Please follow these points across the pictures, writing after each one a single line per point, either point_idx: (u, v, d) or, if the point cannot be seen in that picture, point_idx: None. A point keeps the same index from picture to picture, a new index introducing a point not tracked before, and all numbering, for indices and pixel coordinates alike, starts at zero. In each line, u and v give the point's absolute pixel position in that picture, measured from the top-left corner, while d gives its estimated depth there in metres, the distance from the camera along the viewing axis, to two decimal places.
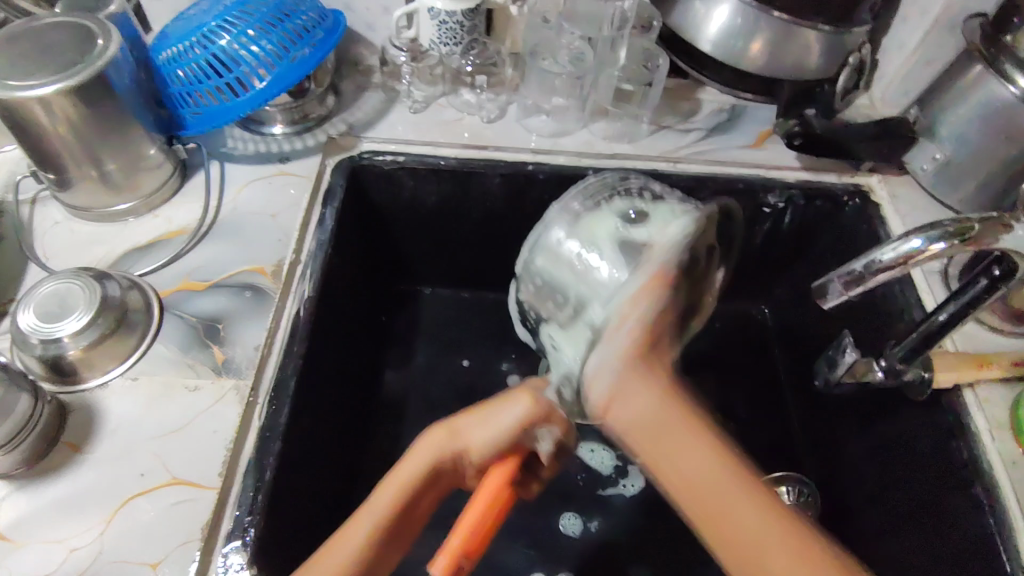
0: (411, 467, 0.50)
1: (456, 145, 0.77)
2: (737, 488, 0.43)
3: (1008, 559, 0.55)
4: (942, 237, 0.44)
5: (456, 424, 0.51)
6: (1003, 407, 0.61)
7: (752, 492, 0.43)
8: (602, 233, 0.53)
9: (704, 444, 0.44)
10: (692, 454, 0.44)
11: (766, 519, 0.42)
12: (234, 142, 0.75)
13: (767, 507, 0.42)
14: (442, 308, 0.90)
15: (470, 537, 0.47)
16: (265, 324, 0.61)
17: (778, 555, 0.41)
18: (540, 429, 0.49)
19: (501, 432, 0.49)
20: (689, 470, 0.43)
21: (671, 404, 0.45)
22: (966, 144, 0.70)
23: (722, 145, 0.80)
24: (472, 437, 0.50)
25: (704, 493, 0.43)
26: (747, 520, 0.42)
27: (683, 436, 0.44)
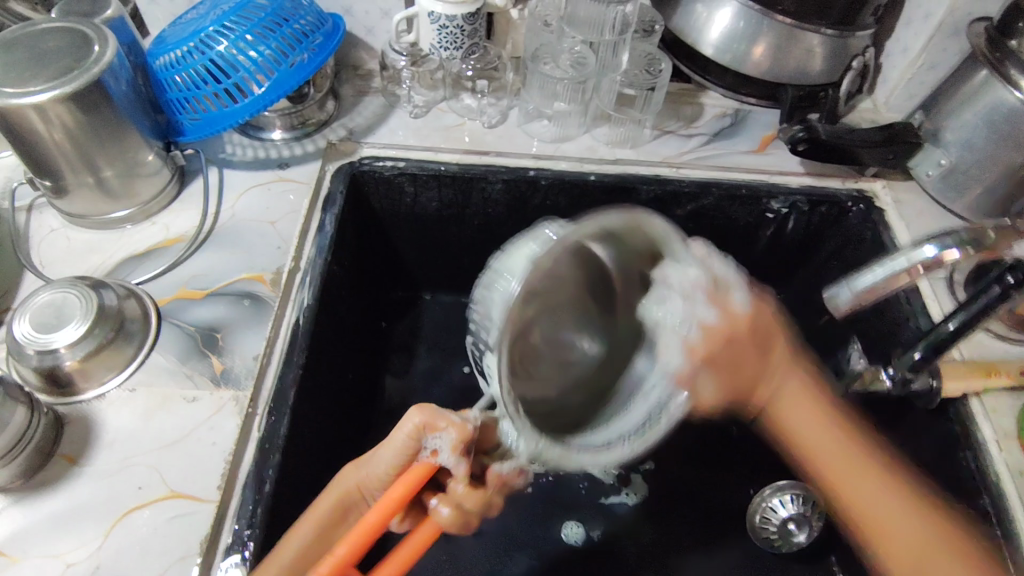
0: (330, 495, 0.50)
1: (457, 150, 0.76)
2: (872, 486, 0.55)
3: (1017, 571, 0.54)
4: (955, 245, 0.43)
5: (363, 457, 0.51)
6: (1010, 416, 0.60)
7: (860, 449, 0.57)
8: (511, 244, 0.43)
9: (830, 421, 0.58)
10: (853, 484, 0.55)
11: (888, 496, 0.54)
12: (233, 148, 0.74)
13: (902, 493, 0.55)
14: (442, 314, 0.89)
15: (358, 546, 0.42)
16: (264, 334, 0.60)
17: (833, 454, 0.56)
18: (432, 438, 0.46)
19: (381, 455, 0.48)
20: (827, 452, 0.57)
21: (807, 395, 0.59)
22: (971, 149, 0.69)
23: (725, 150, 0.79)
24: (373, 464, 0.49)
25: (839, 471, 0.56)
26: (869, 491, 0.55)
27: (823, 437, 0.57)
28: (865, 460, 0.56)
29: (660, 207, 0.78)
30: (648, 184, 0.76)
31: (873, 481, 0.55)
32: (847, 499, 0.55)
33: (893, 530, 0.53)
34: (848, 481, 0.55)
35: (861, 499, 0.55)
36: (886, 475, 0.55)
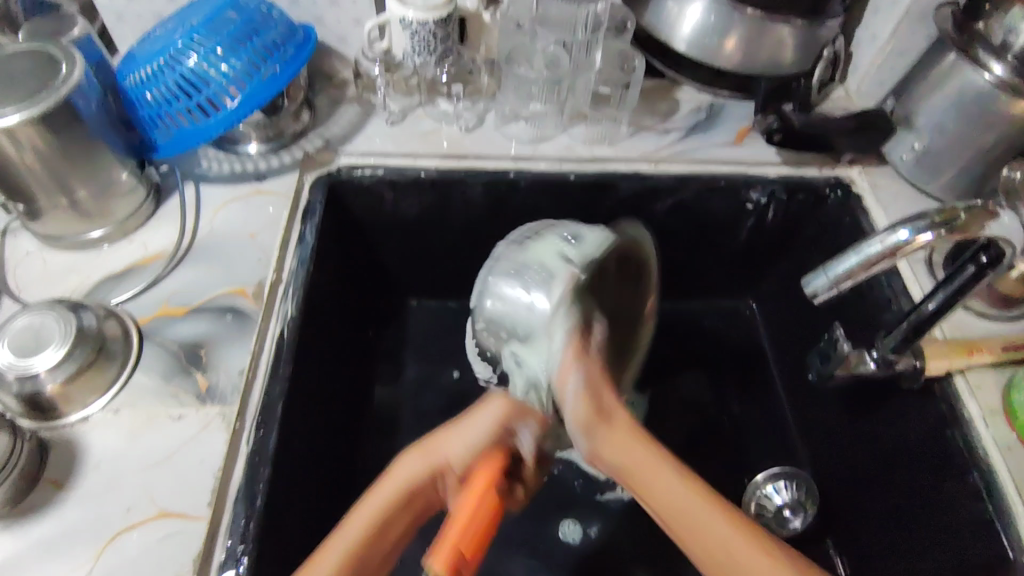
0: (395, 479, 0.51)
1: (435, 155, 0.76)
2: (671, 475, 0.47)
3: (1009, 545, 0.55)
4: (927, 227, 0.44)
5: (427, 443, 0.52)
6: (994, 392, 0.61)
7: (670, 460, 0.48)
8: (548, 254, 0.59)
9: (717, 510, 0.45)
10: (664, 474, 0.47)
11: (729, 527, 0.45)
12: (208, 163, 0.73)
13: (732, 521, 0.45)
14: (429, 320, 0.89)
15: (466, 525, 0.47)
16: (248, 347, 0.60)
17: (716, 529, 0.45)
18: (518, 427, 0.53)
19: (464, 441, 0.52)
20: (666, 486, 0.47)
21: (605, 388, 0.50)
22: (943, 132, 0.70)
23: (702, 143, 0.80)
24: (445, 448, 0.52)
25: (660, 477, 0.47)
26: (678, 495, 0.46)
27: (640, 453, 0.48)
28: (666, 455, 0.48)
29: (640, 202, 0.78)
30: (627, 181, 0.76)
31: (673, 470, 0.47)
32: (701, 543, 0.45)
33: (713, 538, 0.45)
34: (682, 491, 0.46)
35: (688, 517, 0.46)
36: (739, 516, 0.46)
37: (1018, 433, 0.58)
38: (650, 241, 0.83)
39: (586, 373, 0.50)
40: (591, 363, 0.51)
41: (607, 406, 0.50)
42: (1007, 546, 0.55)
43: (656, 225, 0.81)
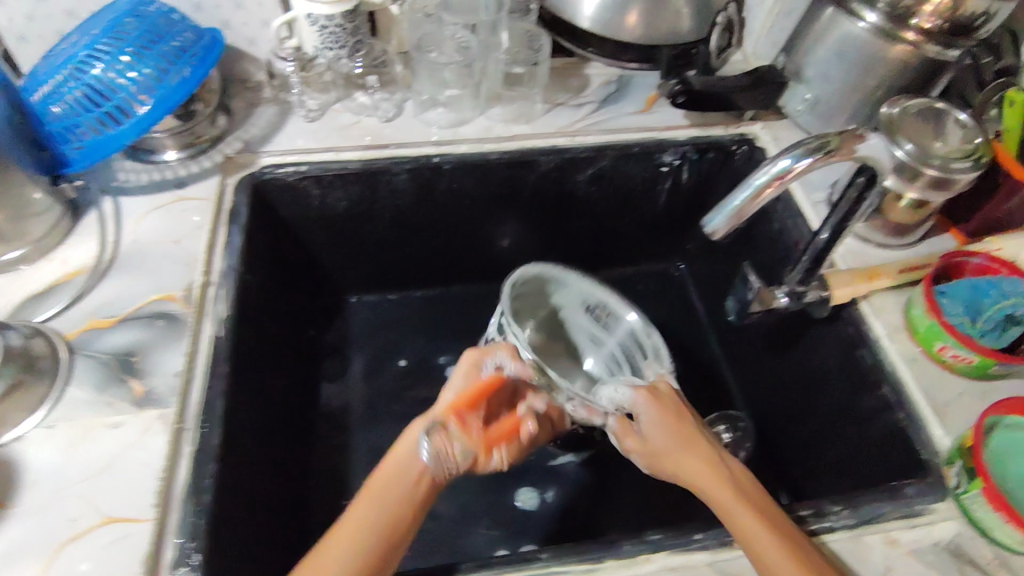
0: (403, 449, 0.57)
1: (358, 146, 0.77)
2: (744, 515, 0.52)
3: (921, 449, 0.59)
4: (805, 154, 0.48)
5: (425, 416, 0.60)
6: (896, 312, 0.67)
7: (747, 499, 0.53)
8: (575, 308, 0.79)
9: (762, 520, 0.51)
10: (751, 524, 0.51)
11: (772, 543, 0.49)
12: (126, 175, 0.73)
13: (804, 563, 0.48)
14: (372, 314, 0.91)
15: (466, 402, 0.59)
16: (183, 350, 0.60)
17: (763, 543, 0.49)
18: (493, 359, 0.62)
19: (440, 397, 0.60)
20: (738, 510, 0.52)
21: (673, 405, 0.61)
22: (829, 81, 0.75)
23: (615, 113, 0.83)
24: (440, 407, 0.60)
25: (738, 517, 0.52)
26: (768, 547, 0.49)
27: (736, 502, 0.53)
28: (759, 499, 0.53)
29: (561, 175, 0.81)
30: (546, 156, 0.79)
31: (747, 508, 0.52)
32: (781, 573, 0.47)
33: (752, 539, 0.50)
34: (759, 529, 0.50)
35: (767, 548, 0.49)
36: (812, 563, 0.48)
37: (919, 343, 0.64)
38: (573, 214, 0.87)
39: (654, 427, 0.59)
40: (665, 415, 0.59)
41: (663, 449, 0.58)
42: (918, 445, 0.59)
43: (579, 196, 0.85)
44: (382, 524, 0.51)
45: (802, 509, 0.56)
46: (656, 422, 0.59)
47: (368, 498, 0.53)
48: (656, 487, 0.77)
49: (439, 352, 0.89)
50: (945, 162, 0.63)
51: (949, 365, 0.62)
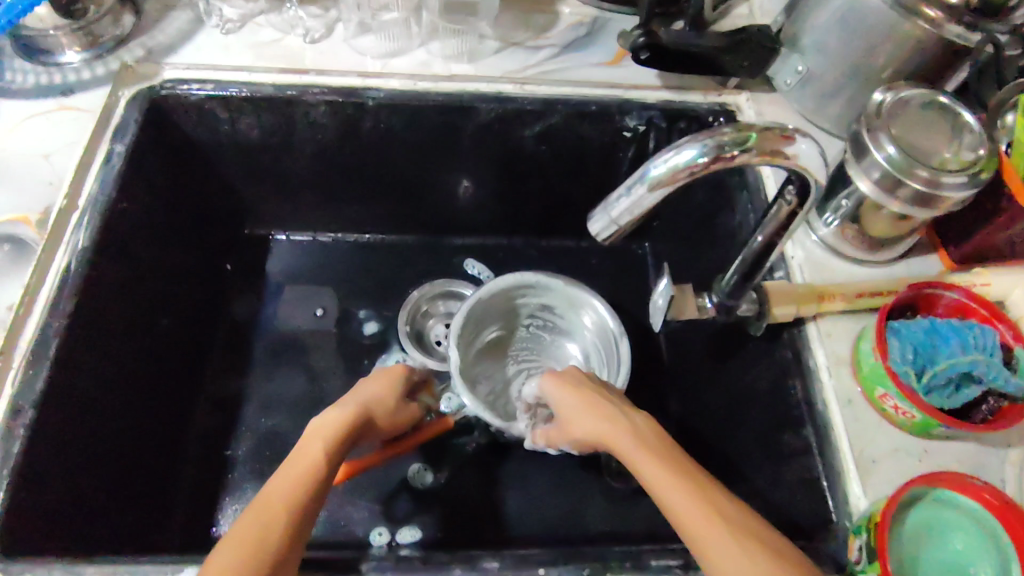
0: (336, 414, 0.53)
1: (274, 69, 0.68)
2: (645, 463, 0.43)
3: (833, 509, 0.52)
4: (714, 148, 0.38)
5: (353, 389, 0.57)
6: (846, 341, 0.57)
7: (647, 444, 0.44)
8: (553, 297, 0.73)
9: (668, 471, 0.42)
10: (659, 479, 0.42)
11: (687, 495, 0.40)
12: (11, 73, 0.65)
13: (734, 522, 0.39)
14: (297, 255, 0.83)
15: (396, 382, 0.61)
16: (24, 281, 0.55)
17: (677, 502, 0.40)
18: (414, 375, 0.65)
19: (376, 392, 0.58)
20: (645, 471, 0.43)
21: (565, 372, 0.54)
22: (827, 53, 0.62)
23: (577, 63, 0.72)
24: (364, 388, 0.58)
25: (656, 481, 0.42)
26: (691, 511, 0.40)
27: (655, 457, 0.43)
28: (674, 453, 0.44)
29: (506, 127, 0.71)
30: (488, 104, 0.69)
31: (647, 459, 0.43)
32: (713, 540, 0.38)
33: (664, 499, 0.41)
34: (661, 473, 0.42)
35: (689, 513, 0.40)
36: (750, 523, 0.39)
37: (860, 385, 0.54)
38: (524, 172, 0.76)
39: (563, 394, 0.51)
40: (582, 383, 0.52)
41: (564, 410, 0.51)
42: (830, 508, 0.52)
43: (528, 153, 0.74)
44: (301, 485, 0.46)
45: (674, 555, 0.49)
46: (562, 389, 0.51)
47: (291, 465, 0.48)
48: (560, 482, 0.71)
49: (361, 307, 0.81)
50: (933, 174, 0.52)
51: (889, 415, 0.53)
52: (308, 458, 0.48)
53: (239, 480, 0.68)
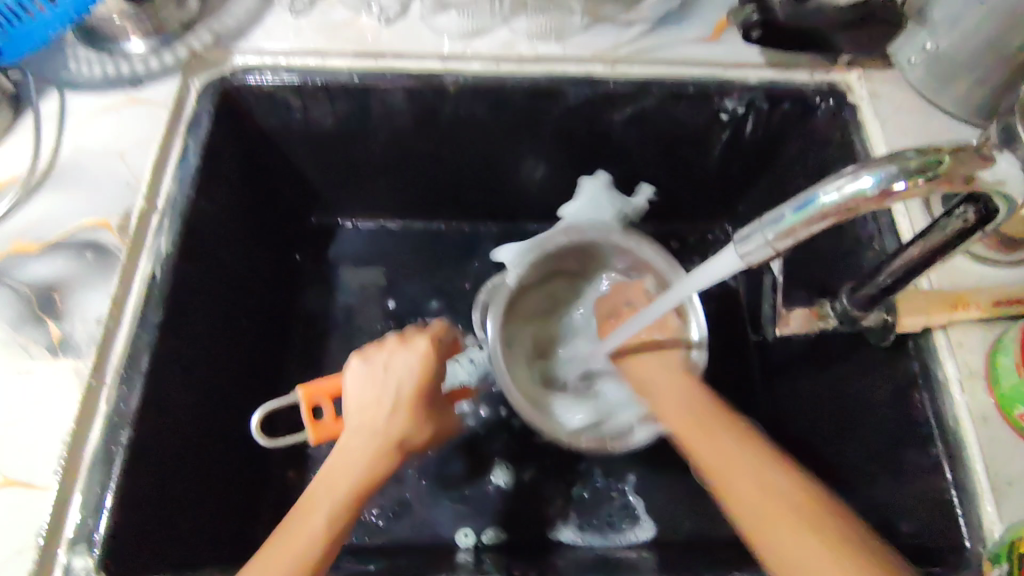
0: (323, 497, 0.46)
1: (347, 53, 0.64)
2: (726, 439, 0.47)
3: (967, 537, 0.48)
4: (901, 176, 0.32)
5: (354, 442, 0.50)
6: (978, 353, 0.52)
7: (732, 432, 0.48)
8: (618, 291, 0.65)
9: (747, 447, 0.46)
10: (717, 436, 0.47)
11: (753, 464, 0.45)
12: (77, 64, 0.62)
13: (786, 484, 0.43)
14: (366, 243, 0.80)
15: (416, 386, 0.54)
16: (109, 293, 0.53)
17: (742, 479, 0.44)
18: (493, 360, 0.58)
19: (392, 392, 0.52)
20: (714, 457, 0.46)
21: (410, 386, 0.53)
22: (963, 30, 0.56)
23: (671, 40, 0.66)
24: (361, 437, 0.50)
25: (705, 453, 0.47)
26: (741, 483, 0.44)
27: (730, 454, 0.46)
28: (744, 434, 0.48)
29: (595, 111, 0.66)
30: (577, 87, 0.64)
31: (730, 436, 0.47)
32: (767, 535, 0.41)
33: (720, 477, 0.45)
34: (721, 456, 0.46)
35: (729, 483, 0.44)
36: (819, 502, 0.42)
37: (996, 402, 0.50)
38: (607, 157, 0.71)
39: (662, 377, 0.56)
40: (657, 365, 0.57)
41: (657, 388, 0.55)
42: (964, 533, 0.49)
43: (615, 138, 0.69)
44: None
45: None
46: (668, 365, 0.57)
47: (268, 553, 0.43)
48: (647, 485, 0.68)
49: (433, 298, 0.78)
50: None
51: None
52: (286, 544, 0.43)
53: None
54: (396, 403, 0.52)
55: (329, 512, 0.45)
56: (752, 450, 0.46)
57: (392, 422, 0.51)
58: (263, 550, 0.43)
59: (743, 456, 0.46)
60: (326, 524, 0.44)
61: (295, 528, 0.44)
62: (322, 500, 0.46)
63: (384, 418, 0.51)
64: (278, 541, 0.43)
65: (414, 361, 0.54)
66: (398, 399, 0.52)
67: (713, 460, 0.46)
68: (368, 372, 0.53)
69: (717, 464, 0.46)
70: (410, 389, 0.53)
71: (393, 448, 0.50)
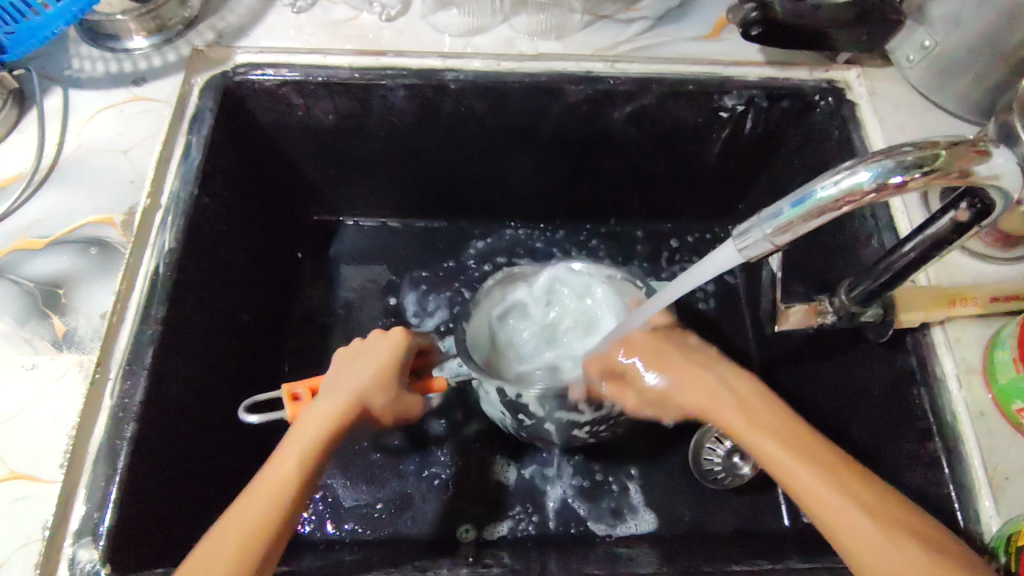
0: (268, 481, 0.45)
1: (348, 50, 0.64)
2: (805, 468, 0.42)
3: (965, 531, 0.49)
4: (898, 170, 0.33)
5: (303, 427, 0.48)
6: (976, 348, 0.53)
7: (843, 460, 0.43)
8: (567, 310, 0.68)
9: (852, 477, 0.41)
10: (794, 466, 0.43)
11: (871, 499, 0.40)
12: (81, 62, 0.62)
13: (894, 522, 0.39)
14: (367, 240, 0.80)
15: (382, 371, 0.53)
16: (112, 288, 0.53)
17: (839, 509, 0.40)
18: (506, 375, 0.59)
19: (355, 378, 0.52)
20: (807, 478, 0.42)
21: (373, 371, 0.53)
22: (960, 28, 0.56)
23: (670, 38, 0.67)
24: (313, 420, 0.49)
25: (790, 469, 0.43)
26: (854, 515, 0.40)
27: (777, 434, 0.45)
28: (824, 453, 0.43)
29: (595, 108, 0.66)
30: (577, 84, 0.64)
31: (808, 464, 0.42)
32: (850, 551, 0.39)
33: (827, 507, 0.41)
34: (817, 479, 0.41)
35: (845, 518, 0.40)
36: (891, 496, 0.41)
37: (994, 397, 0.50)
38: (607, 155, 0.72)
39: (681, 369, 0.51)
40: (657, 349, 0.53)
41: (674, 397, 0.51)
42: (962, 527, 0.49)
43: (615, 135, 0.69)
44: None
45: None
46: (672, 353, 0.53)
47: (205, 546, 0.42)
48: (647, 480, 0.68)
49: (434, 295, 0.78)
50: None
51: None
52: (225, 532, 0.42)
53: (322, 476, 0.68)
54: (354, 379, 0.51)
55: (270, 500, 0.43)
56: (827, 470, 0.42)
57: (345, 404, 0.50)
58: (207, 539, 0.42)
59: (856, 488, 0.41)
60: (268, 512, 0.43)
61: (236, 515, 0.43)
62: (269, 487, 0.44)
63: (336, 400, 0.50)
64: (218, 532, 0.42)
65: (380, 345, 0.54)
66: (357, 382, 0.51)
67: (805, 486, 0.42)
68: (341, 364, 0.54)
69: (809, 491, 0.42)
70: (372, 373, 0.52)
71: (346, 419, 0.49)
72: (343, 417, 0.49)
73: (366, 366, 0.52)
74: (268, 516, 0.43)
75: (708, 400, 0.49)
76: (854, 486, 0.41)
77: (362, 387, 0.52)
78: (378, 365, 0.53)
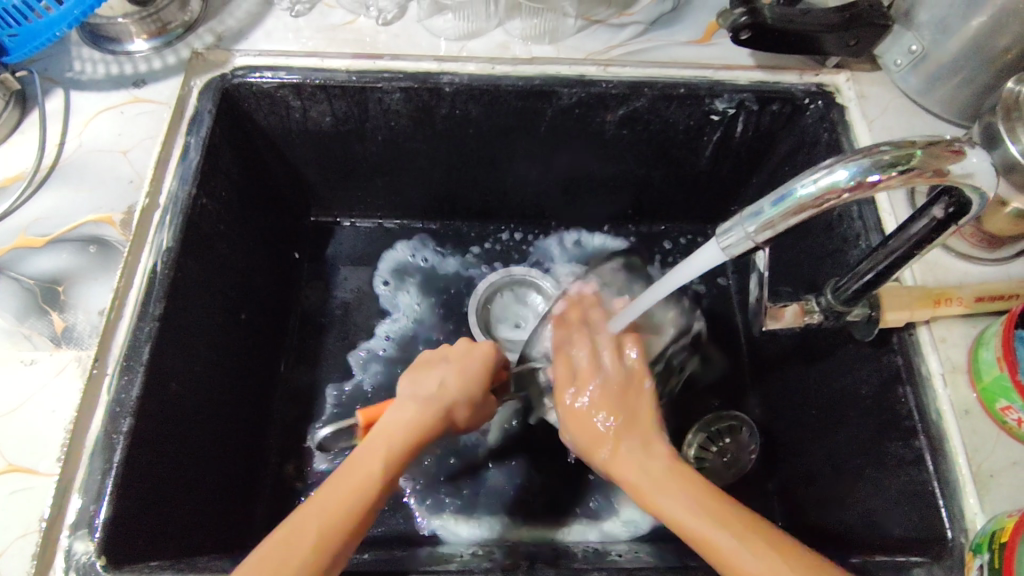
0: (339, 490, 0.45)
1: (346, 54, 0.65)
2: (725, 538, 0.42)
3: (949, 528, 0.49)
4: (875, 169, 0.34)
5: (381, 435, 0.48)
6: (961, 348, 0.53)
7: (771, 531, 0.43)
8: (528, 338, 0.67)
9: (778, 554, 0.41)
10: (716, 536, 0.43)
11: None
12: (82, 64, 0.63)
13: None
14: (363, 241, 0.81)
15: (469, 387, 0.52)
16: (111, 286, 0.54)
17: None
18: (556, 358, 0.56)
19: (438, 388, 0.52)
20: (738, 552, 0.42)
21: (458, 384, 0.52)
22: (946, 32, 0.57)
23: (662, 42, 0.68)
24: (393, 428, 0.49)
25: (712, 542, 0.43)
26: None
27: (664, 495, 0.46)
28: (749, 522, 0.43)
29: (588, 111, 0.67)
30: (570, 88, 0.65)
31: (731, 533, 0.42)
32: None
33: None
34: (739, 552, 0.42)
35: None
36: (800, 552, 0.41)
37: (978, 396, 0.51)
38: (600, 158, 0.73)
39: (606, 397, 0.52)
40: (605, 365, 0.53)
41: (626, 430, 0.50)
42: (946, 524, 0.49)
43: (608, 138, 0.70)
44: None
45: None
46: (604, 392, 0.52)
47: (270, 547, 0.42)
48: None
49: (429, 296, 0.79)
50: None
51: (1010, 428, 0.50)
52: (297, 535, 0.42)
53: (317, 473, 0.68)
54: (447, 387, 0.52)
55: (342, 514, 0.44)
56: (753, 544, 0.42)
57: (422, 415, 0.50)
58: (267, 540, 0.43)
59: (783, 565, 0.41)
60: (335, 527, 0.43)
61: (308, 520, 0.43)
62: (338, 499, 0.44)
63: (416, 413, 0.50)
64: (286, 531, 0.43)
65: (466, 351, 0.54)
66: (441, 394, 0.51)
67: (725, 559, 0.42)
68: (427, 369, 0.53)
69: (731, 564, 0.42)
70: (455, 387, 0.52)
71: (434, 429, 0.50)
72: (432, 427, 0.50)
73: (455, 372, 0.53)
74: (346, 522, 0.43)
75: (646, 455, 0.48)
76: (752, 536, 0.42)
77: (444, 399, 0.51)
78: (467, 380, 0.53)
